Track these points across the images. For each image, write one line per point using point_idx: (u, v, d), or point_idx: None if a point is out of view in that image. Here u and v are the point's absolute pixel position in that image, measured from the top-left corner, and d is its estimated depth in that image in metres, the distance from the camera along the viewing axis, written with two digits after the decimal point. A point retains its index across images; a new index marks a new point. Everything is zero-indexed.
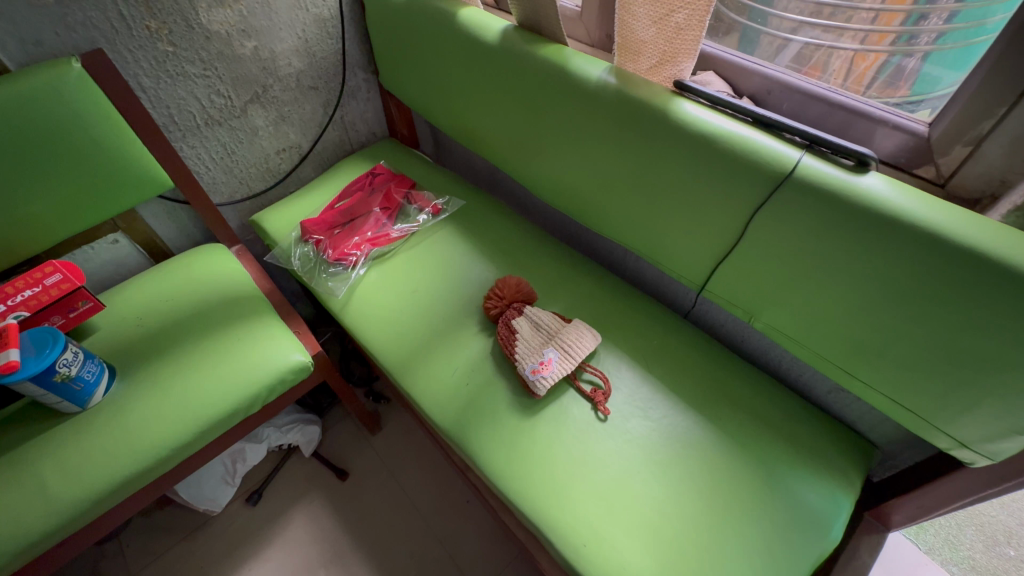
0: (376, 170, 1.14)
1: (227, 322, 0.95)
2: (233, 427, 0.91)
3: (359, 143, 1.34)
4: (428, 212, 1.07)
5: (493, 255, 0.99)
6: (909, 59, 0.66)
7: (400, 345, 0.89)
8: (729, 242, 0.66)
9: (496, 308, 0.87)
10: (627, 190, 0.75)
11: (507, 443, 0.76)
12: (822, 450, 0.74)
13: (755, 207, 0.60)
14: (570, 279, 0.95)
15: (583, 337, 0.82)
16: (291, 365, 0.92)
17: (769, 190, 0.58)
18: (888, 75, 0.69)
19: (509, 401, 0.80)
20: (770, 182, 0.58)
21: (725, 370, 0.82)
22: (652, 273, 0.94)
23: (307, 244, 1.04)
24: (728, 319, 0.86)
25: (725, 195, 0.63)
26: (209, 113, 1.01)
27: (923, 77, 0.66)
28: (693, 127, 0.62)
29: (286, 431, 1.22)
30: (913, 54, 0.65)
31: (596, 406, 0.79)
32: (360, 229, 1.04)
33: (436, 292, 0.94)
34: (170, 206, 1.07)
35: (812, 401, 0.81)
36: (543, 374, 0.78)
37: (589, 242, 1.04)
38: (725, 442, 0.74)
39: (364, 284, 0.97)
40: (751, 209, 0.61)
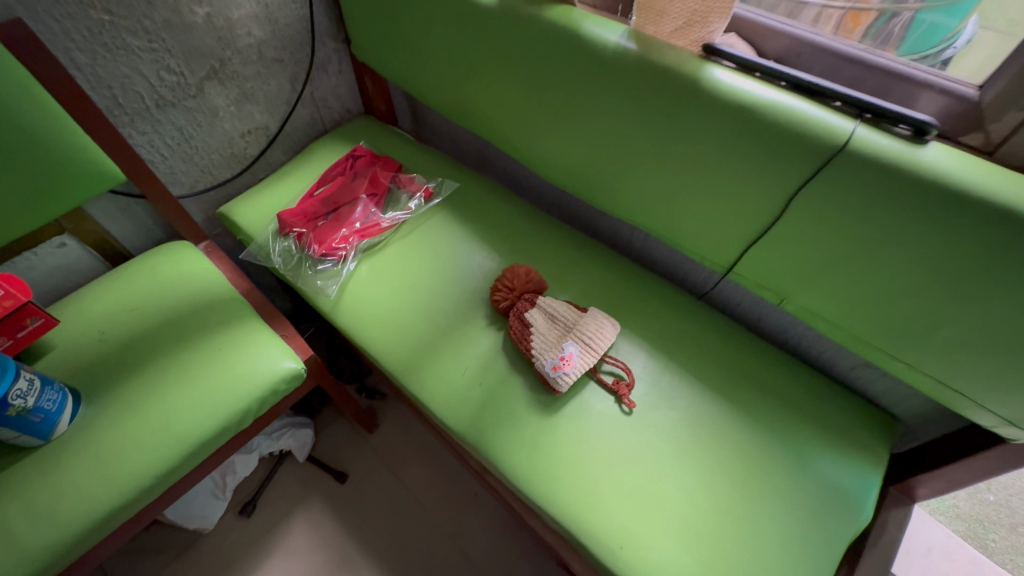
0: (357, 152, 1.03)
1: (205, 331, 0.85)
2: (223, 444, 0.83)
3: (333, 121, 1.21)
4: (419, 197, 0.98)
5: (494, 241, 0.92)
6: (898, 17, 0.63)
7: (403, 345, 0.82)
8: (768, 220, 0.61)
9: (505, 301, 0.81)
10: (649, 166, 0.69)
11: (528, 444, 0.72)
12: (848, 427, 0.72)
13: (800, 184, 0.56)
14: (579, 262, 0.89)
15: (603, 328, 0.77)
16: (282, 374, 0.83)
17: (818, 165, 0.53)
18: (875, 36, 0.65)
19: (527, 399, 0.75)
20: (819, 157, 0.53)
21: (748, 351, 0.79)
22: (663, 253, 0.89)
23: (287, 238, 0.94)
24: (749, 299, 0.81)
25: (765, 171, 0.57)
26: (160, 93, 0.88)
27: (909, 41, 0.63)
28: (730, 96, 0.56)
29: (277, 438, 1.15)
30: (902, 12, 0.62)
31: (620, 400, 0.74)
32: (346, 220, 0.95)
33: (435, 285, 0.87)
34: (123, 202, 0.94)
35: (834, 377, 0.78)
36: (565, 371, 0.73)
37: (592, 222, 0.98)
38: (756, 427, 0.72)
39: (356, 280, 0.89)
40: (796, 185, 0.56)
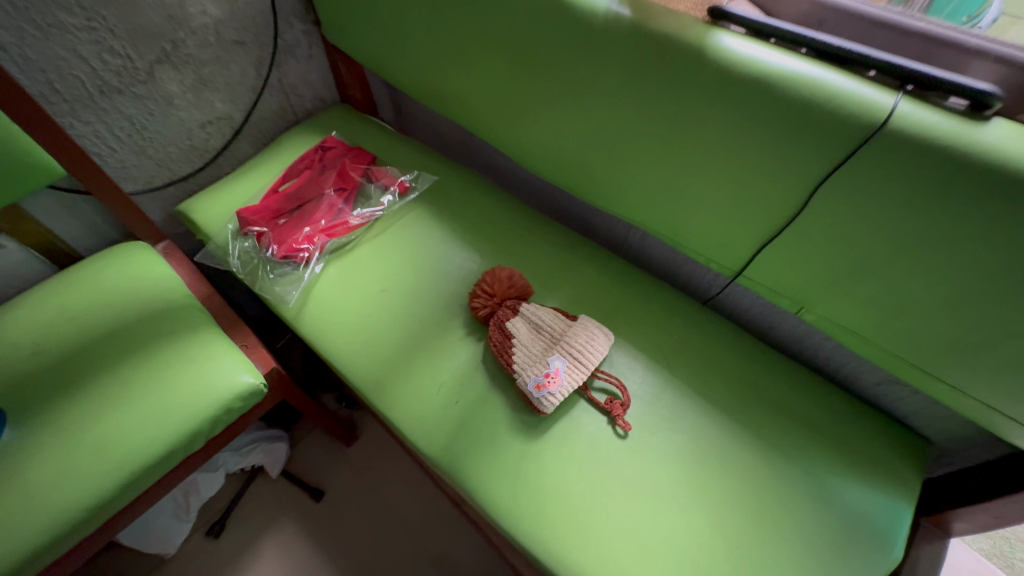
0: (327, 143, 0.94)
1: (154, 342, 0.77)
2: (172, 468, 0.74)
3: (305, 110, 1.12)
4: (393, 191, 0.89)
5: (475, 240, 0.83)
6: None
7: (371, 358, 0.73)
8: (786, 215, 0.52)
9: (485, 308, 0.72)
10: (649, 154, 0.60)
11: (509, 471, 0.63)
12: (874, 452, 0.63)
13: (825, 173, 0.47)
14: (569, 264, 0.80)
15: (594, 339, 0.68)
16: (237, 390, 0.75)
17: (848, 150, 0.44)
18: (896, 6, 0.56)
19: (508, 419, 0.67)
20: (850, 139, 0.43)
21: (758, 363, 0.69)
22: (663, 253, 0.79)
23: (247, 238, 0.85)
24: (761, 305, 0.72)
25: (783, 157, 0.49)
26: (103, 78, 0.79)
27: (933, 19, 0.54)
28: (740, 68, 0.47)
29: (246, 454, 1.06)
30: None
31: (613, 421, 0.65)
32: (311, 218, 0.86)
33: (409, 291, 0.78)
34: (67, 198, 0.86)
35: (856, 393, 0.69)
36: (550, 391, 0.64)
37: (585, 219, 0.88)
38: (769, 452, 0.63)
39: (322, 283, 0.80)
40: (822, 173, 0.47)
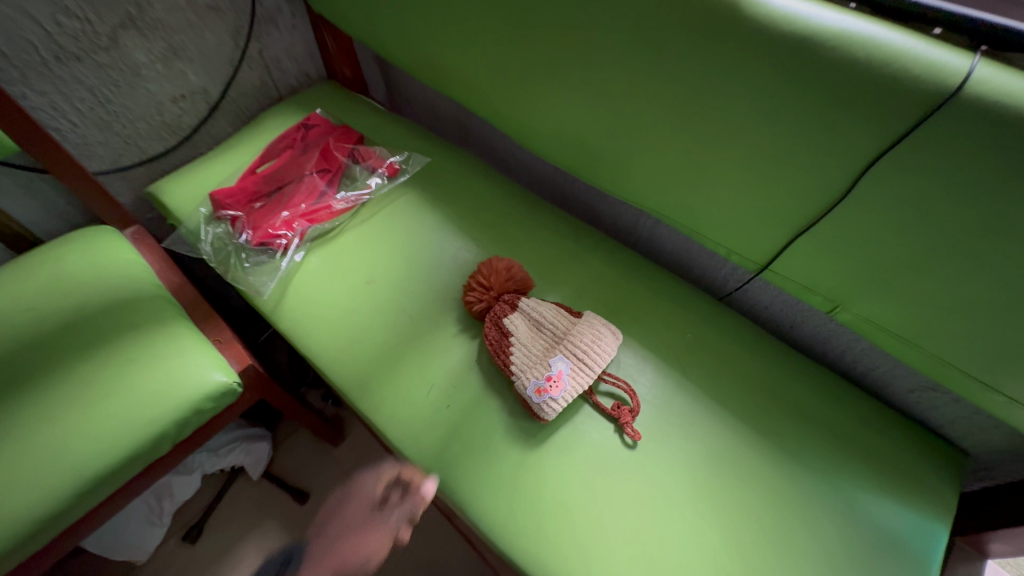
0: (310, 120, 0.86)
1: (115, 336, 0.70)
2: (135, 474, 0.68)
3: (289, 87, 1.04)
4: (381, 173, 0.81)
5: (470, 227, 0.76)
6: None
7: (355, 356, 0.67)
8: (827, 199, 0.46)
9: (480, 303, 0.66)
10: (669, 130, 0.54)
11: (506, 483, 0.57)
12: (908, 465, 0.57)
13: (878, 152, 0.40)
14: (573, 254, 0.73)
15: (601, 339, 0.62)
16: (206, 389, 0.68)
17: (907, 124, 0.38)
18: None
19: (504, 425, 0.61)
20: (911, 112, 0.37)
21: (780, 366, 0.63)
22: (675, 244, 0.73)
23: (221, 223, 0.78)
24: (783, 301, 0.66)
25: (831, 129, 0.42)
26: (59, 42, 0.72)
27: None
28: (781, 26, 0.41)
29: (224, 455, 0.99)
30: None
31: (621, 429, 0.59)
32: (291, 202, 0.79)
33: (397, 283, 0.72)
34: (23, 177, 0.78)
35: (885, 400, 0.64)
36: (551, 396, 0.58)
37: (590, 206, 0.82)
38: (794, 464, 0.57)
39: (302, 273, 0.73)
40: (874, 150, 0.41)
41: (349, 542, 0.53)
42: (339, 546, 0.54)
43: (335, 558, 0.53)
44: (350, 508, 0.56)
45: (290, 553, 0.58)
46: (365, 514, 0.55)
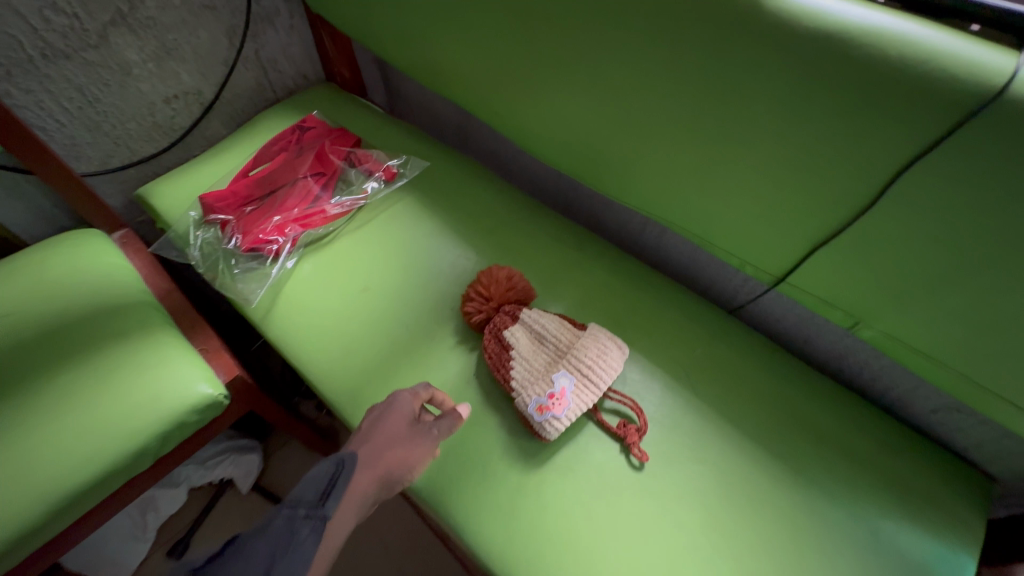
0: (306, 122, 0.84)
1: (96, 345, 0.66)
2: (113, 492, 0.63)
3: (286, 88, 1.02)
4: (379, 177, 0.79)
5: (470, 234, 0.73)
6: None
7: (348, 368, 0.64)
8: (857, 206, 0.43)
9: (479, 314, 0.63)
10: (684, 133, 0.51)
11: (505, 507, 0.54)
12: (934, 491, 0.54)
13: (912, 157, 0.38)
14: (576, 263, 0.70)
15: (607, 353, 0.58)
16: (192, 403, 0.64)
17: (945, 128, 0.35)
18: None
19: (504, 444, 0.57)
20: (949, 114, 0.35)
21: (794, 382, 0.60)
22: (683, 252, 0.70)
23: (212, 228, 0.75)
24: (798, 315, 0.62)
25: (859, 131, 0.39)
26: (46, 39, 0.69)
27: None
28: (807, 24, 0.39)
29: (212, 467, 0.96)
30: None
31: (628, 450, 0.56)
32: (284, 206, 0.76)
33: (393, 291, 0.69)
34: (7, 178, 0.75)
35: (905, 420, 0.60)
36: (554, 415, 0.55)
37: (594, 212, 0.79)
38: (812, 489, 0.53)
39: (295, 281, 0.70)
40: (908, 156, 0.38)
41: (389, 456, 0.52)
42: (378, 458, 0.52)
43: (378, 470, 0.51)
44: (385, 424, 0.54)
45: (338, 471, 0.49)
46: (404, 430, 0.53)
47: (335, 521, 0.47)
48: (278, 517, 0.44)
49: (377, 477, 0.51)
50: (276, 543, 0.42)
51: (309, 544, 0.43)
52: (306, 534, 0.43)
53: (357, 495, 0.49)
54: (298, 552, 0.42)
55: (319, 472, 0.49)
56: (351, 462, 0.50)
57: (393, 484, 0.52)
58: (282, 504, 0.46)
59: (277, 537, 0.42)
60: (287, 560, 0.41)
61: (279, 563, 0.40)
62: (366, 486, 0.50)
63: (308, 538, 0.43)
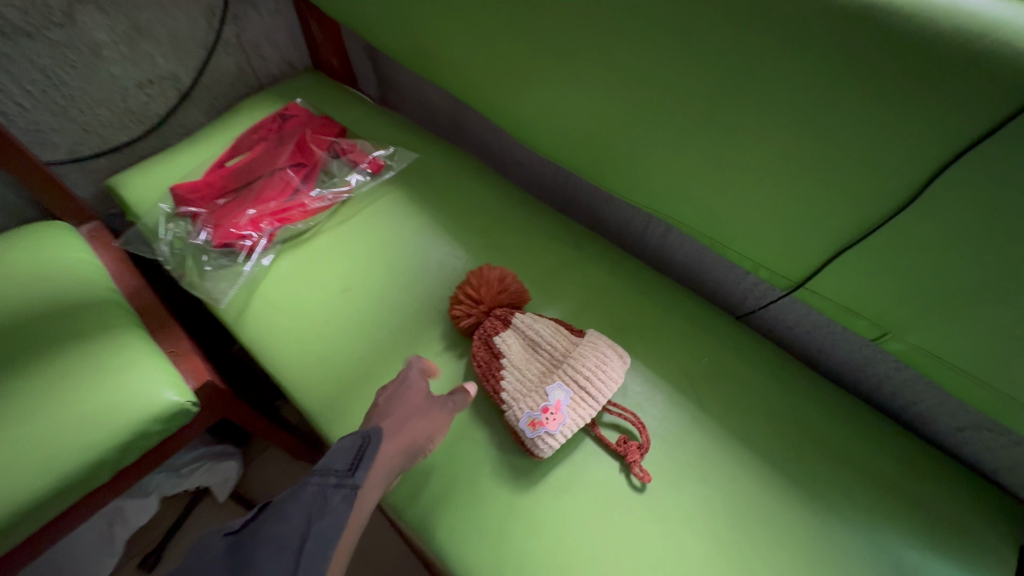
0: (288, 110, 0.78)
1: (51, 347, 0.60)
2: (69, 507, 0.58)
3: (270, 76, 0.96)
4: (364, 169, 0.74)
5: (461, 231, 0.68)
6: None
7: (326, 375, 0.59)
8: (899, 199, 0.39)
9: (468, 317, 0.58)
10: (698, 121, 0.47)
11: (492, 531, 0.49)
12: (965, 518, 0.49)
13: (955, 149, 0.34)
14: (574, 263, 0.66)
15: (607, 362, 0.53)
16: (154, 410, 0.59)
17: (994, 117, 0.32)
18: None
19: (493, 460, 0.52)
20: (999, 102, 0.31)
21: (809, 395, 0.56)
22: (688, 254, 0.65)
23: (183, 222, 0.70)
24: (813, 322, 0.58)
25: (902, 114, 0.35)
26: (6, 15, 0.64)
27: None
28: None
29: (187, 476, 0.88)
30: None
31: (628, 469, 0.51)
32: (261, 199, 0.71)
33: (377, 291, 0.64)
34: None
35: (927, 437, 0.56)
36: (547, 431, 0.50)
37: (593, 210, 0.74)
38: (830, 513, 0.49)
39: (271, 280, 0.65)
40: (964, 141, 0.34)
41: (410, 429, 0.50)
42: (403, 431, 0.49)
43: (404, 441, 0.49)
44: (402, 398, 0.52)
45: (366, 444, 0.46)
46: (422, 404, 0.52)
47: (367, 490, 0.45)
48: (309, 486, 0.44)
49: (404, 450, 0.49)
50: (309, 510, 0.42)
51: (341, 513, 0.42)
52: (337, 503, 0.42)
53: (385, 467, 0.47)
54: (329, 521, 0.41)
55: (347, 443, 0.47)
56: (378, 436, 0.47)
57: (418, 454, 0.51)
58: (312, 474, 0.45)
59: (310, 505, 0.42)
60: (319, 529, 0.40)
61: (314, 532, 0.40)
62: (394, 458, 0.48)
63: (340, 508, 0.42)
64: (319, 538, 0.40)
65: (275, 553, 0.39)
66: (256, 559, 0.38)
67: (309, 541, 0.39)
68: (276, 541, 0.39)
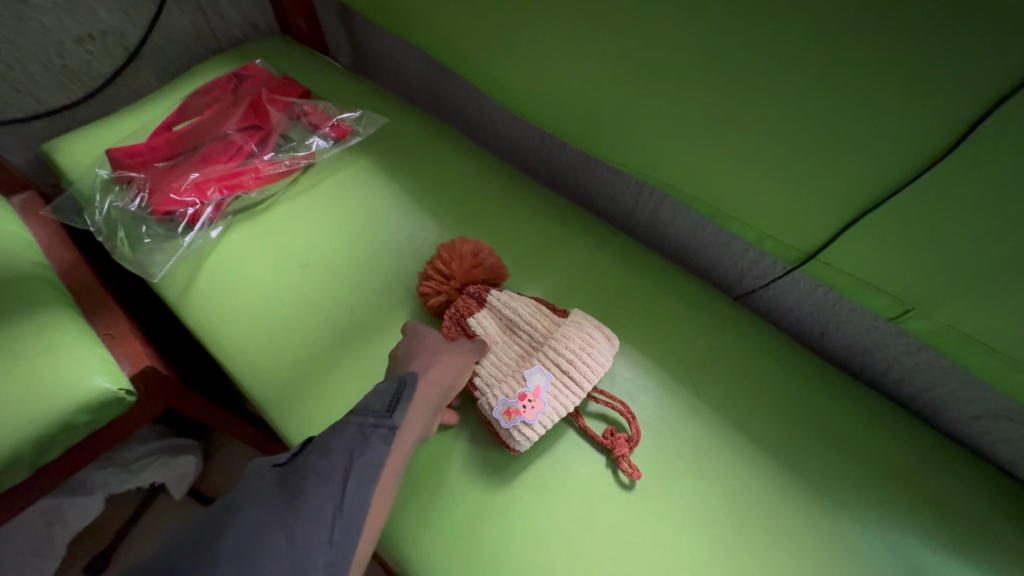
0: (245, 71, 0.71)
1: None
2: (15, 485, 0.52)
3: (232, 38, 0.88)
4: (328, 134, 0.67)
5: (434, 202, 0.62)
6: None
7: (278, 358, 0.52)
8: (928, 152, 0.34)
9: (438, 294, 0.52)
10: (699, 69, 0.41)
11: (462, 534, 0.43)
12: (984, 517, 0.44)
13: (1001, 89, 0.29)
14: (557, 238, 0.60)
15: (594, 345, 0.48)
16: (79, 399, 0.52)
17: None
18: None
19: (464, 454, 0.47)
20: None
21: (815, 382, 0.50)
22: (682, 229, 0.60)
23: (120, 190, 0.63)
24: (819, 301, 0.53)
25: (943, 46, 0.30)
26: None
27: None
28: None
29: (137, 472, 0.81)
30: None
31: (616, 465, 0.45)
32: (210, 165, 0.64)
33: (339, 267, 0.57)
34: None
35: (939, 427, 0.51)
36: (524, 420, 0.45)
37: (580, 182, 0.68)
38: (837, 511, 0.44)
39: (218, 254, 0.58)
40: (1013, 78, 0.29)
41: (439, 372, 0.45)
42: (437, 374, 0.45)
43: (437, 385, 0.44)
44: (424, 346, 0.47)
45: (400, 389, 0.42)
46: (448, 349, 0.47)
47: (405, 432, 0.41)
48: (348, 425, 0.41)
49: (440, 393, 0.44)
50: (350, 449, 0.39)
51: (379, 454, 0.39)
52: (376, 445, 0.40)
53: (422, 411, 0.43)
54: (368, 463, 0.39)
55: (382, 388, 0.43)
56: (413, 381, 0.43)
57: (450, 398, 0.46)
58: (350, 414, 0.42)
59: (349, 444, 0.39)
60: (360, 469, 0.38)
61: (355, 472, 0.38)
62: (432, 400, 0.44)
63: (378, 450, 0.39)
64: (359, 479, 0.38)
65: (319, 489, 0.37)
66: (300, 494, 0.37)
67: (351, 480, 0.38)
68: (318, 478, 0.37)
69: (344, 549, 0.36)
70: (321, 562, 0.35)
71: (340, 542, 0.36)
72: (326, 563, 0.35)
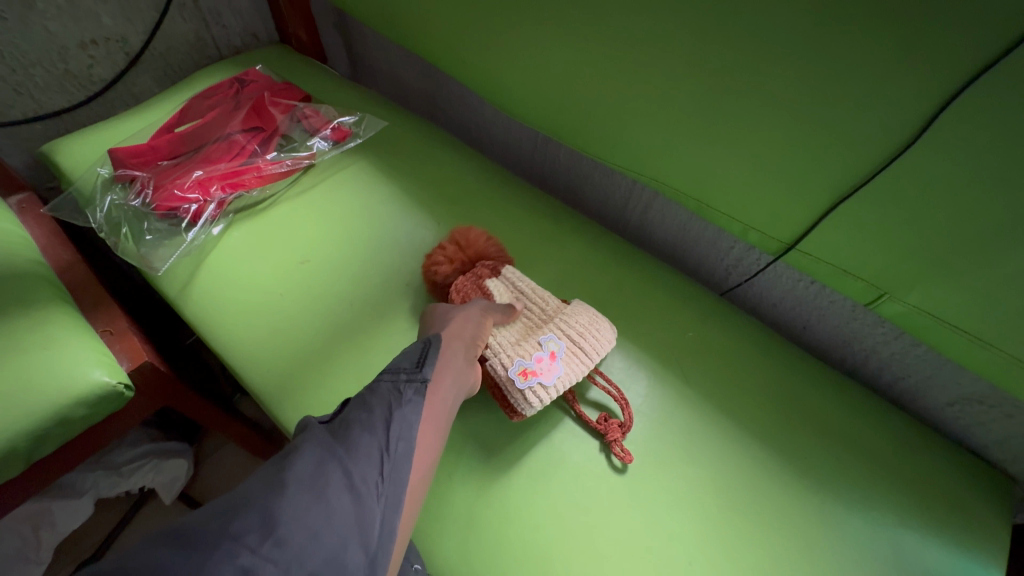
0: (246, 75, 0.73)
1: None
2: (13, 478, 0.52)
3: (231, 46, 0.90)
4: (328, 136, 0.69)
5: (431, 202, 0.64)
6: None
7: (277, 349, 0.53)
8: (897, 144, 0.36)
9: (455, 256, 0.55)
10: (687, 74, 0.44)
11: (461, 519, 0.44)
12: (959, 497, 0.46)
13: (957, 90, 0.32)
14: (551, 236, 0.62)
15: (599, 322, 0.50)
16: (79, 392, 0.52)
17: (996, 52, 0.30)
18: None
19: (462, 441, 0.48)
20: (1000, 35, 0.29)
21: (798, 371, 0.53)
22: (671, 227, 0.63)
23: (121, 189, 0.64)
24: (802, 294, 0.55)
25: (911, 48, 0.33)
26: None
27: None
28: None
29: (127, 475, 0.79)
30: None
31: (610, 449, 0.47)
32: (212, 164, 0.66)
33: (339, 261, 0.59)
34: None
35: (915, 413, 0.53)
36: (538, 382, 0.46)
37: (573, 185, 0.71)
38: (821, 493, 0.46)
39: (221, 249, 0.59)
40: (970, 80, 0.32)
41: (460, 331, 0.48)
42: (458, 331, 0.48)
43: (458, 341, 0.47)
44: (445, 317, 0.50)
45: (426, 347, 0.44)
46: (468, 313, 0.50)
47: (437, 386, 0.43)
48: (381, 383, 0.42)
49: (465, 346, 0.47)
50: (387, 402, 0.40)
51: (416, 404, 0.40)
52: (411, 396, 0.41)
53: (451, 364, 0.45)
54: (407, 412, 0.40)
55: (410, 350, 0.45)
56: (437, 340, 0.45)
57: (479, 350, 0.48)
58: (382, 374, 0.44)
59: (387, 397, 0.40)
60: (400, 418, 0.39)
61: (396, 420, 0.39)
62: (455, 354, 0.46)
63: (413, 401, 0.40)
64: (402, 424, 0.39)
65: (365, 433, 0.38)
66: (348, 438, 0.37)
67: (393, 427, 0.38)
68: (362, 424, 0.38)
69: (394, 484, 0.36)
70: (376, 495, 0.35)
71: (391, 479, 0.36)
72: (381, 496, 0.35)
